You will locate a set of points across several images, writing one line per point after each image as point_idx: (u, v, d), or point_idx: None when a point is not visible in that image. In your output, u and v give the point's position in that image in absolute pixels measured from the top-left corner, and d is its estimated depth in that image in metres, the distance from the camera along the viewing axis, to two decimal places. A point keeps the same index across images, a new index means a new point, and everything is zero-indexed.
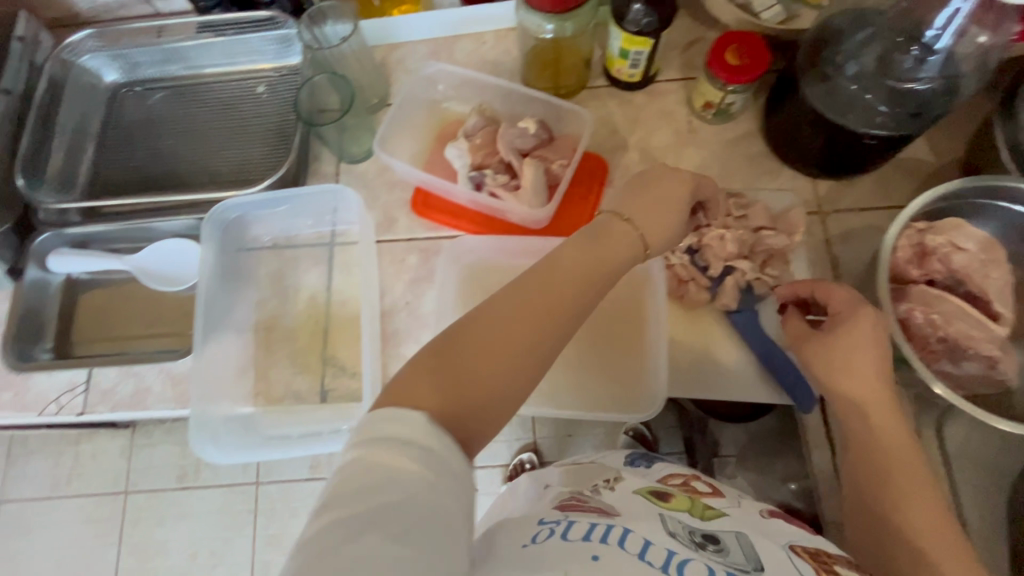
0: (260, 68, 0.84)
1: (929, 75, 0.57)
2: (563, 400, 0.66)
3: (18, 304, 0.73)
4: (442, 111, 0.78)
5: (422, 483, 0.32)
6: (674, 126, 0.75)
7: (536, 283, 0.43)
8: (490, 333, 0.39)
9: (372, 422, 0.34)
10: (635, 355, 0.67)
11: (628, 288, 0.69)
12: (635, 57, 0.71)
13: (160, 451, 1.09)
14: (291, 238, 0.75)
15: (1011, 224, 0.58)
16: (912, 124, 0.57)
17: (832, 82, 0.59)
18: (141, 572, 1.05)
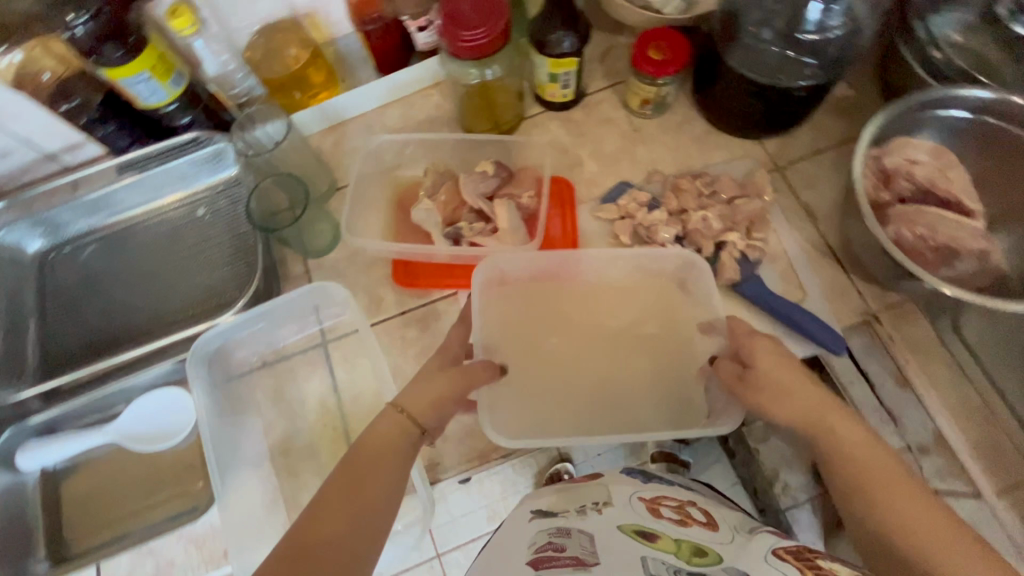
0: (195, 191, 0.80)
1: (837, 22, 0.63)
2: (622, 426, 0.62)
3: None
4: (395, 179, 0.77)
5: None
6: (619, 130, 0.77)
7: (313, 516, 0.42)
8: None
9: None
10: (686, 369, 0.65)
11: (663, 299, 0.69)
12: (564, 78, 0.73)
13: None
14: (280, 349, 0.71)
15: (949, 129, 0.63)
16: (833, 69, 0.63)
17: (756, 49, 0.64)
18: None
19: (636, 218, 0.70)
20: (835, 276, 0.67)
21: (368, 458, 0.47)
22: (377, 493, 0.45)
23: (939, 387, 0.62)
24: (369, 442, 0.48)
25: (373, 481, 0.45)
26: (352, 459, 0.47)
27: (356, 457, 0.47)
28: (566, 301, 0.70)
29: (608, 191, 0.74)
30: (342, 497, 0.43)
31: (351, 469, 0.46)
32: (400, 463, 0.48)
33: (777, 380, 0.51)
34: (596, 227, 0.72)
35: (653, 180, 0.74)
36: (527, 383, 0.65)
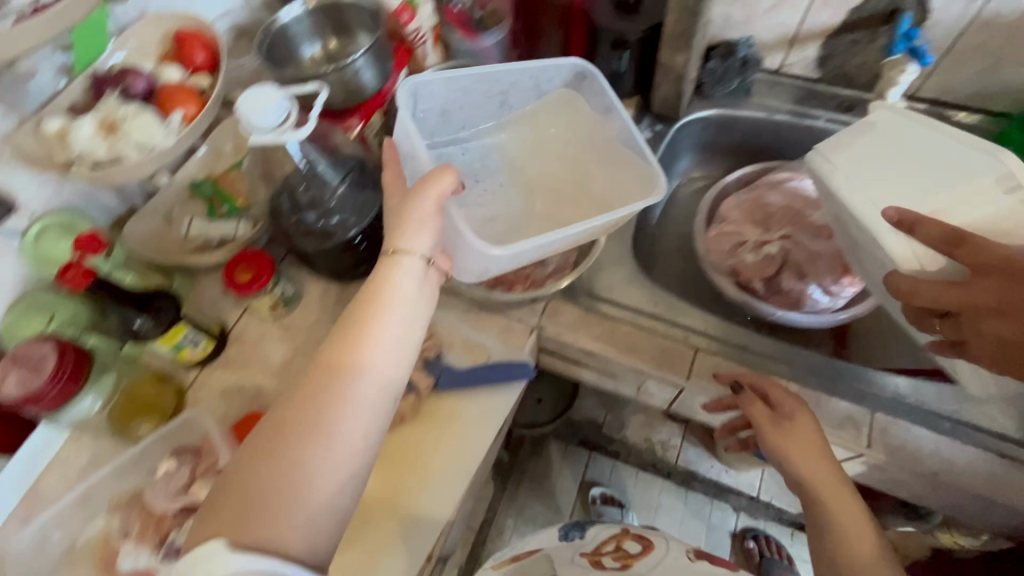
0: None
1: (334, 176, 0.74)
2: (614, 162, 0.81)
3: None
4: (86, 545, 0.68)
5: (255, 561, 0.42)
6: (273, 339, 0.81)
7: (326, 355, 0.51)
8: (288, 411, 0.49)
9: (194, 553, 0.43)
10: (614, 149, 0.80)
11: (565, 102, 0.84)
12: (188, 338, 0.74)
13: None
14: None
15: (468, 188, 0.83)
16: (361, 207, 0.75)
17: (303, 233, 0.74)
18: None
19: None
20: (499, 321, 0.78)
21: (368, 300, 0.54)
22: (371, 334, 0.52)
23: (608, 339, 0.75)
24: (368, 306, 0.53)
25: (373, 320, 0.53)
26: (354, 318, 0.53)
27: (354, 311, 0.53)
28: (497, 130, 0.87)
29: None
30: (340, 345, 0.51)
31: (354, 321, 0.53)
32: (393, 304, 0.54)
33: (792, 422, 0.65)
34: None
35: None
36: (524, 179, 0.86)
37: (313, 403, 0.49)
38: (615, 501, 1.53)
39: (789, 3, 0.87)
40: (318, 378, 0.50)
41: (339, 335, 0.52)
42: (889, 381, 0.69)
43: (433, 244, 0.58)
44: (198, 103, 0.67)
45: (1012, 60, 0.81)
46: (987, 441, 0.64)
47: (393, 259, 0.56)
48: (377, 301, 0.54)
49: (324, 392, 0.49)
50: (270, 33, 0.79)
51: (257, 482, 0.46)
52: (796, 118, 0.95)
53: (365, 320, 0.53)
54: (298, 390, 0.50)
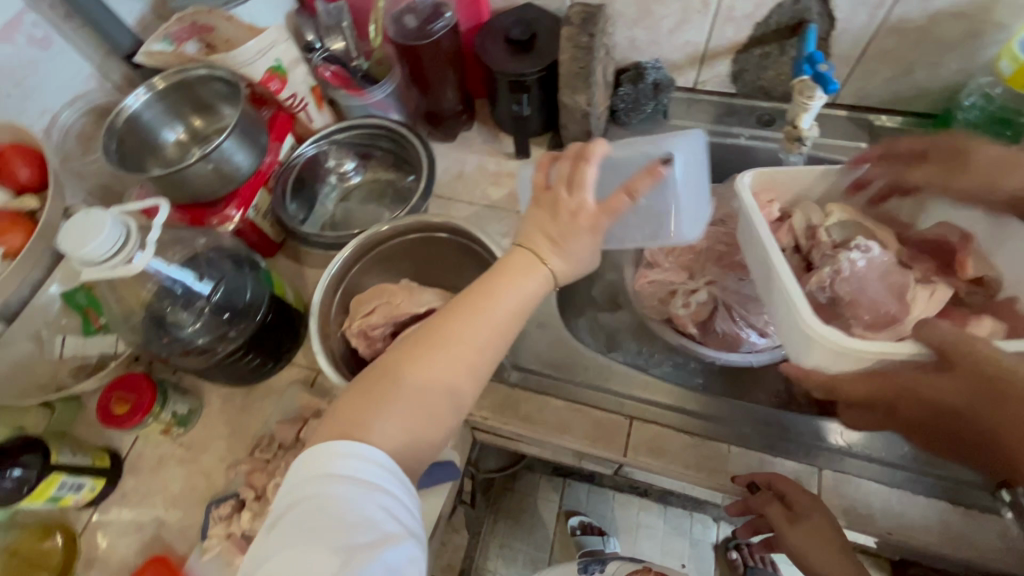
0: None
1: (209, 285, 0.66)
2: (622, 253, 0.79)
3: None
4: None
5: (372, 487, 0.44)
6: (172, 464, 0.73)
7: (454, 309, 0.53)
8: (415, 355, 0.51)
9: (324, 450, 0.46)
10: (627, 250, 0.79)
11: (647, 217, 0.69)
12: (68, 487, 0.65)
13: None
14: None
15: (365, 263, 0.77)
16: (242, 314, 0.69)
17: (182, 354, 0.66)
18: None
19: (237, 533, 0.66)
20: None
21: (499, 273, 0.54)
22: (513, 294, 0.53)
23: (540, 421, 0.70)
24: (502, 282, 0.53)
25: (512, 280, 0.53)
26: (486, 286, 0.53)
27: (507, 263, 0.54)
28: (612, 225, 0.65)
29: (201, 525, 0.68)
30: (481, 293, 0.53)
31: (486, 287, 0.53)
32: (532, 288, 0.54)
33: (804, 516, 0.59)
34: (213, 562, 0.65)
35: (230, 481, 0.70)
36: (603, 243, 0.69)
37: (448, 344, 0.51)
38: (595, 528, 1.48)
39: (691, 22, 0.81)
40: (463, 319, 0.52)
41: (470, 296, 0.53)
42: (853, 440, 0.65)
43: (592, 249, 0.55)
44: (24, 229, 0.70)
45: (923, 64, 0.77)
46: (944, 487, 0.61)
47: (543, 258, 0.54)
48: (531, 268, 0.54)
49: (450, 347, 0.51)
50: (117, 128, 0.71)
51: (396, 397, 0.49)
52: (717, 137, 0.89)
53: (495, 287, 0.53)
54: (449, 322, 0.52)
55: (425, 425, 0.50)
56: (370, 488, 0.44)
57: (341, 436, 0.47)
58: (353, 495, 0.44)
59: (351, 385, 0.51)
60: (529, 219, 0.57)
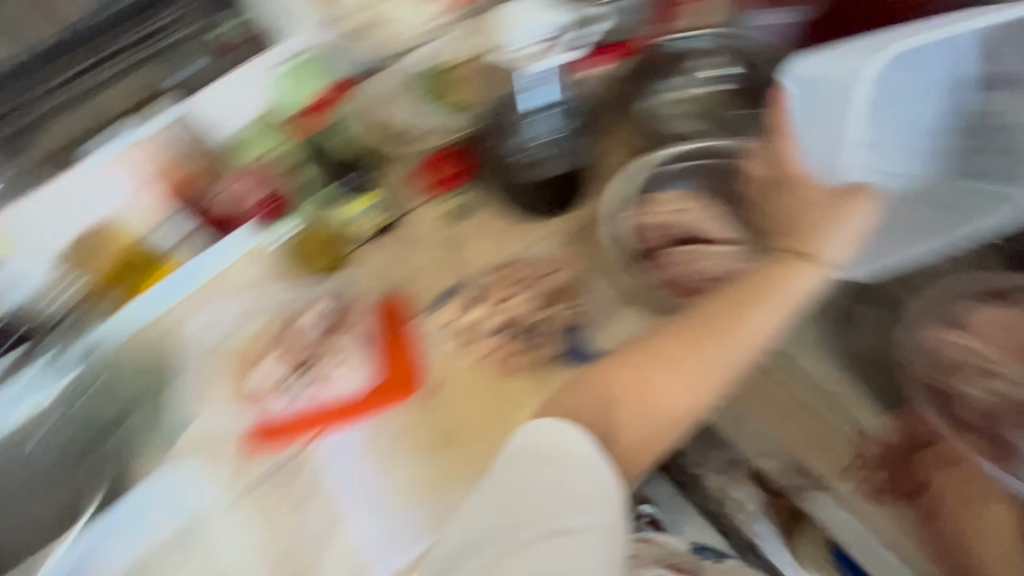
0: (36, 411, 0.77)
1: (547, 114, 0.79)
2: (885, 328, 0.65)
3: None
4: (232, 346, 0.77)
5: (588, 461, 0.54)
6: (435, 241, 0.83)
7: (701, 316, 0.60)
8: (657, 357, 0.59)
9: (545, 427, 0.57)
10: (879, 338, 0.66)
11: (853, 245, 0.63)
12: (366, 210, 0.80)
13: None
14: (141, 559, 0.67)
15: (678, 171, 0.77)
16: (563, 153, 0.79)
17: (503, 160, 0.80)
18: None
19: (465, 320, 0.75)
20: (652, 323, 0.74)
21: (751, 287, 0.60)
22: (764, 311, 0.59)
23: (768, 402, 0.70)
24: (758, 297, 0.59)
25: (764, 299, 0.59)
26: (743, 299, 0.59)
27: (767, 270, 0.61)
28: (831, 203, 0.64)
29: (437, 299, 0.78)
30: (732, 308, 0.59)
31: (742, 295, 0.60)
32: (786, 302, 0.59)
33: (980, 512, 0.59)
34: (436, 330, 0.76)
35: (473, 280, 0.79)
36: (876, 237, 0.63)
37: (693, 349, 0.59)
38: None
39: None
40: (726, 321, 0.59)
41: (722, 304, 0.60)
42: None
43: (849, 245, 0.61)
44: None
45: None
46: None
47: (809, 254, 0.61)
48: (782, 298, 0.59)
49: (693, 353, 0.58)
50: None
51: (637, 386, 0.58)
52: None
53: (750, 299, 0.59)
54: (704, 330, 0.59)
55: (661, 416, 0.58)
56: (587, 462, 0.54)
57: (571, 416, 0.58)
58: (565, 465, 0.54)
59: (592, 371, 0.62)
60: (790, 218, 0.64)
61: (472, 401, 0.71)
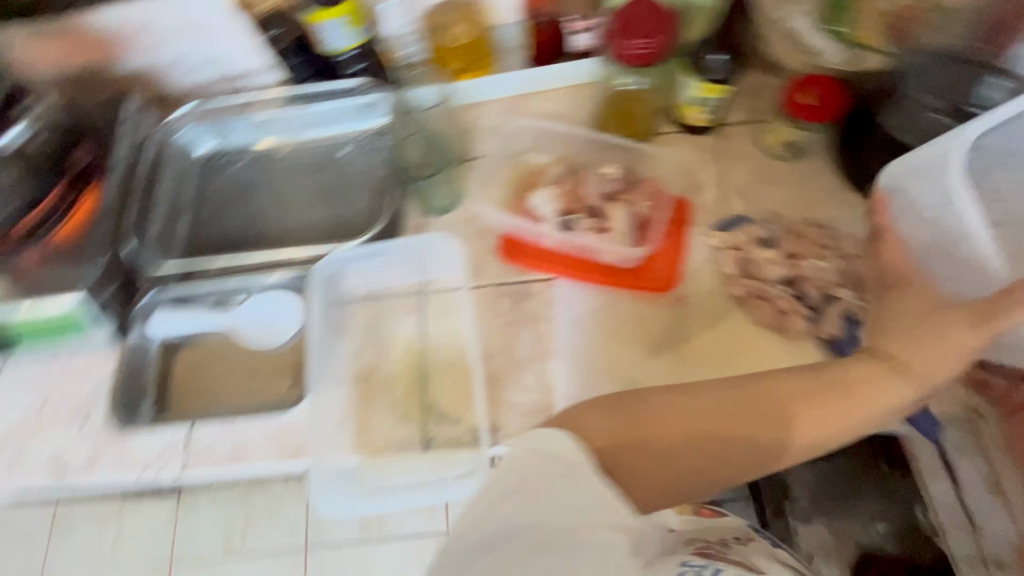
0: (343, 133, 0.88)
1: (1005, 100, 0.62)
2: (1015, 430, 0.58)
3: (107, 378, 0.77)
4: (522, 162, 0.81)
5: (617, 514, 0.38)
6: (750, 165, 0.77)
7: (773, 386, 0.49)
8: (678, 420, 0.46)
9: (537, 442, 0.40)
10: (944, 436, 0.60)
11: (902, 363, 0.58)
12: (709, 104, 0.75)
13: (195, 518, 1.07)
14: (381, 290, 0.78)
15: None
16: None
17: (909, 114, 0.67)
18: None
19: (745, 253, 0.71)
20: None
21: (823, 384, 0.49)
22: (873, 406, 0.49)
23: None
24: (887, 383, 0.49)
25: (866, 394, 0.49)
26: (858, 395, 0.49)
27: (910, 353, 0.50)
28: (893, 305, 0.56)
29: (726, 219, 0.74)
30: (844, 391, 0.49)
31: (872, 381, 0.49)
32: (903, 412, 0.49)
33: None
34: (710, 247, 0.73)
35: (771, 221, 0.73)
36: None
37: (763, 426, 0.47)
38: None
39: None
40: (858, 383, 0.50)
41: (812, 382, 0.50)
42: None
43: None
44: None
45: None
46: None
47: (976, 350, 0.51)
48: (914, 383, 0.49)
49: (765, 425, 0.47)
50: None
51: (641, 445, 0.45)
52: None
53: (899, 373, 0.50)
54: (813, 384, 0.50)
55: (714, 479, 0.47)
56: (614, 511, 0.38)
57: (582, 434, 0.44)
58: (580, 497, 0.38)
59: (543, 417, 0.44)
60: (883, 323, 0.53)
61: (717, 328, 0.68)
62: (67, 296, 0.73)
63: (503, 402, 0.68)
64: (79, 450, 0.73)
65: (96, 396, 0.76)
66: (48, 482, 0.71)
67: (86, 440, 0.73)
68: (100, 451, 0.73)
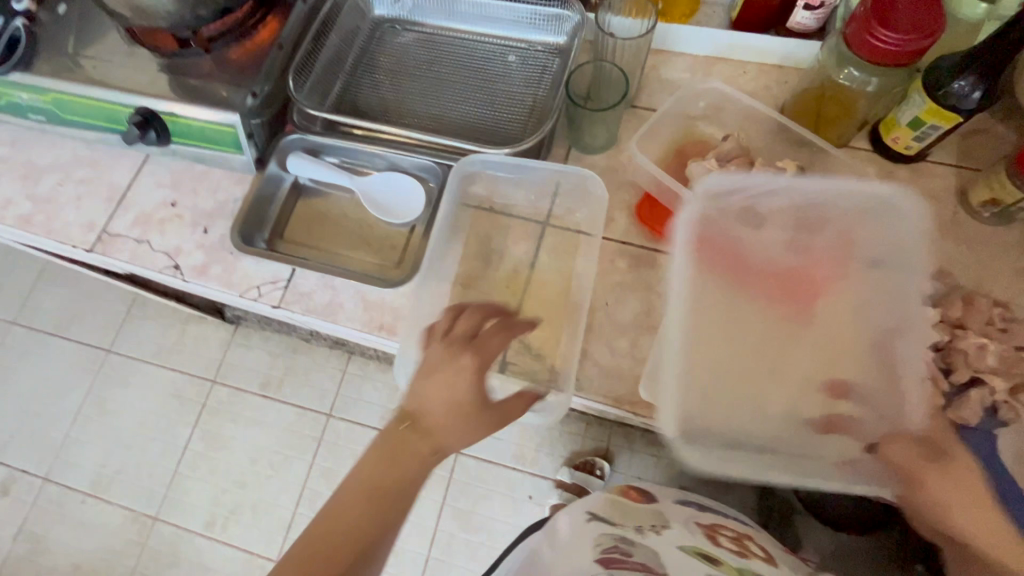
0: (516, 39, 0.86)
1: None
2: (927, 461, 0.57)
3: (237, 198, 0.81)
4: (691, 127, 0.75)
5: None
6: (938, 213, 0.69)
7: (377, 460, 0.51)
8: (313, 546, 0.47)
9: None
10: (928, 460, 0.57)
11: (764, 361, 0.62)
12: (926, 131, 0.66)
13: (249, 354, 1.32)
14: (508, 206, 0.77)
15: None
16: None
17: None
18: (203, 459, 1.25)
19: None
20: None
21: (395, 448, 0.51)
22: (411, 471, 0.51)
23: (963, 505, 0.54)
24: (448, 417, 0.52)
25: (408, 445, 0.51)
26: (408, 434, 0.52)
27: (415, 400, 0.53)
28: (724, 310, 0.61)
29: None
30: (383, 453, 0.51)
31: (403, 438, 0.52)
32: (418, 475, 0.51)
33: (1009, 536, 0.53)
34: None
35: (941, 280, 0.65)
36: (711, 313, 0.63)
37: (378, 485, 0.50)
38: None
39: None
40: (440, 396, 0.52)
41: (386, 445, 0.52)
42: None
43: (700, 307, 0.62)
44: None
45: None
46: None
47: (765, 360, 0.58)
48: (457, 406, 0.52)
49: (401, 466, 0.51)
50: None
51: (336, 541, 0.47)
52: None
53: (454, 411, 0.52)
54: (447, 400, 0.52)
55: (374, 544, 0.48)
56: None
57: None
58: None
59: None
60: (427, 411, 0.52)
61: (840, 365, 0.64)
62: (223, 112, 0.74)
63: (586, 353, 0.67)
64: (194, 254, 0.78)
65: (219, 212, 0.80)
66: (165, 271, 0.78)
67: (202, 247, 0.79)
68: (212, 261, 0.78)
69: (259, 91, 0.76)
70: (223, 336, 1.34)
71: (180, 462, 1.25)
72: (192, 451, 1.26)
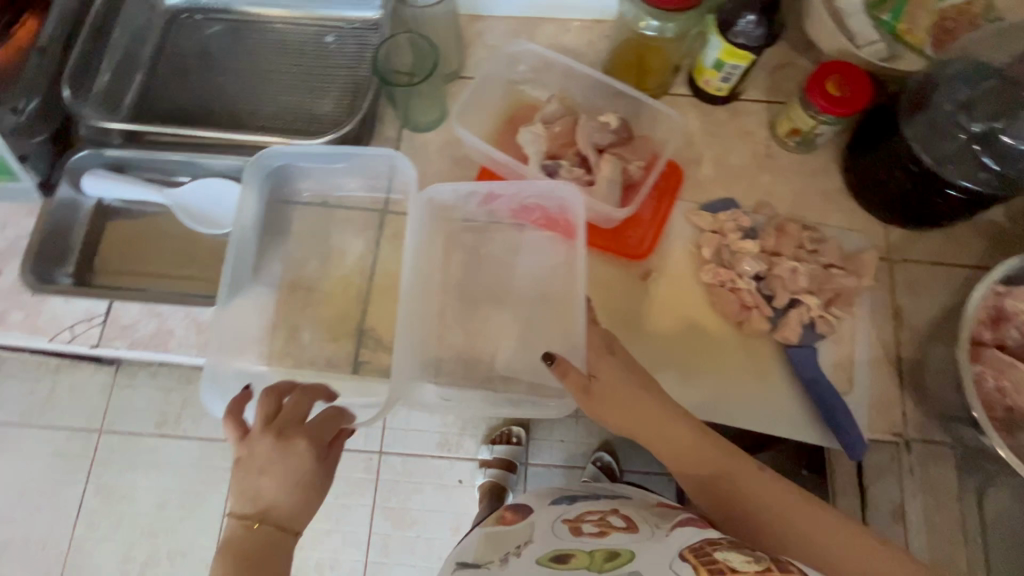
0: (329, 18, 0.80)
1: None
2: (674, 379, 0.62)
3: (27, 231, 0.71)
4: (517, 93, 0.74)
5: None
6: (753, 148, 0.73)
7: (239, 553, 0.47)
8: None
9: None
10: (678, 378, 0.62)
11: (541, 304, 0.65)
12: (729, 71, 0.68)
13: (138, 394, 1.04)
14: (339, 198, 0.72)
15: None
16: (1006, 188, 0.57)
17: (938, 127, 0.59)
18: (104, 515, 1.01)
19: (726, 238, 0.67)
20: (889, 387, 0.64)
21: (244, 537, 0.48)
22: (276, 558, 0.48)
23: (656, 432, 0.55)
24: (292, 494, 0.50)
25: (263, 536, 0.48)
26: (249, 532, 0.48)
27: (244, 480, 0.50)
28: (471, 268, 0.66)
29: (714, 200, 0.70)
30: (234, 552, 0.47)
31: (251, 533, 0.48)
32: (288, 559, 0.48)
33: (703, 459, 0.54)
34: (691, 226, 0.69)
35: (760, 212, 0.69)
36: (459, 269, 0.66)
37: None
38: None
39: None
40: (281, 472, 0.50)
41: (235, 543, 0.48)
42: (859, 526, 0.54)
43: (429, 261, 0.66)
44: None
45: None
46: None
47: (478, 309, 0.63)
48: (290, 479, 0.50)
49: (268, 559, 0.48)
50: None
51: None
52: None
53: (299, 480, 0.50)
54: (284, 472, 0.50)
55: None
56: None
57: None
58: None
59: None
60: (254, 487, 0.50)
61: (676, 309, 0.66)
62: None
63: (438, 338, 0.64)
64: None
65: (11, 250, 0.70)
66: None
67: None
68: (10, 308, 0.68)
69: (22, 106, 0.66)
70: (105, 379, 1.05)
71: (76, 529, 1.00)
72: (88, 512, 1.01)
